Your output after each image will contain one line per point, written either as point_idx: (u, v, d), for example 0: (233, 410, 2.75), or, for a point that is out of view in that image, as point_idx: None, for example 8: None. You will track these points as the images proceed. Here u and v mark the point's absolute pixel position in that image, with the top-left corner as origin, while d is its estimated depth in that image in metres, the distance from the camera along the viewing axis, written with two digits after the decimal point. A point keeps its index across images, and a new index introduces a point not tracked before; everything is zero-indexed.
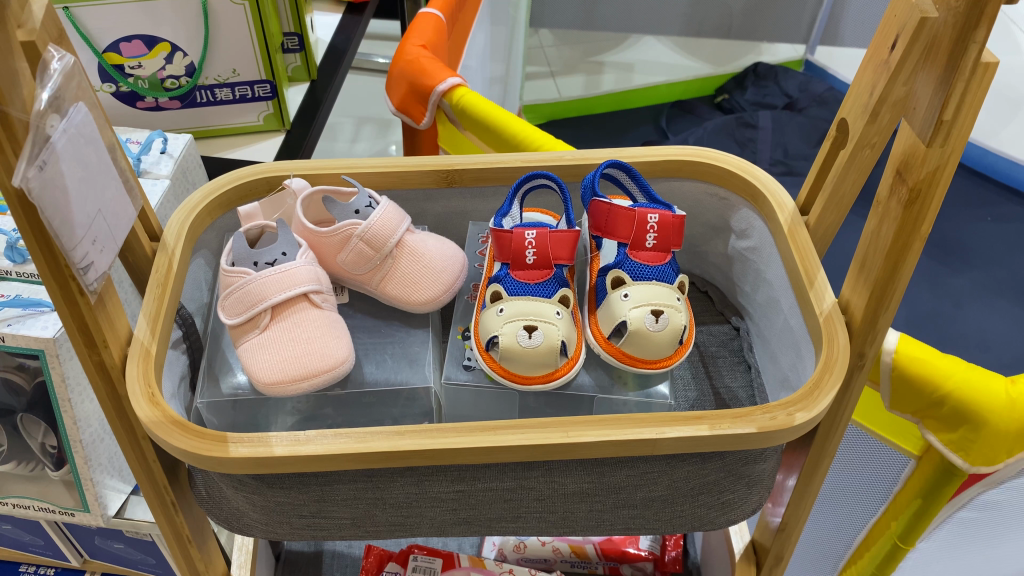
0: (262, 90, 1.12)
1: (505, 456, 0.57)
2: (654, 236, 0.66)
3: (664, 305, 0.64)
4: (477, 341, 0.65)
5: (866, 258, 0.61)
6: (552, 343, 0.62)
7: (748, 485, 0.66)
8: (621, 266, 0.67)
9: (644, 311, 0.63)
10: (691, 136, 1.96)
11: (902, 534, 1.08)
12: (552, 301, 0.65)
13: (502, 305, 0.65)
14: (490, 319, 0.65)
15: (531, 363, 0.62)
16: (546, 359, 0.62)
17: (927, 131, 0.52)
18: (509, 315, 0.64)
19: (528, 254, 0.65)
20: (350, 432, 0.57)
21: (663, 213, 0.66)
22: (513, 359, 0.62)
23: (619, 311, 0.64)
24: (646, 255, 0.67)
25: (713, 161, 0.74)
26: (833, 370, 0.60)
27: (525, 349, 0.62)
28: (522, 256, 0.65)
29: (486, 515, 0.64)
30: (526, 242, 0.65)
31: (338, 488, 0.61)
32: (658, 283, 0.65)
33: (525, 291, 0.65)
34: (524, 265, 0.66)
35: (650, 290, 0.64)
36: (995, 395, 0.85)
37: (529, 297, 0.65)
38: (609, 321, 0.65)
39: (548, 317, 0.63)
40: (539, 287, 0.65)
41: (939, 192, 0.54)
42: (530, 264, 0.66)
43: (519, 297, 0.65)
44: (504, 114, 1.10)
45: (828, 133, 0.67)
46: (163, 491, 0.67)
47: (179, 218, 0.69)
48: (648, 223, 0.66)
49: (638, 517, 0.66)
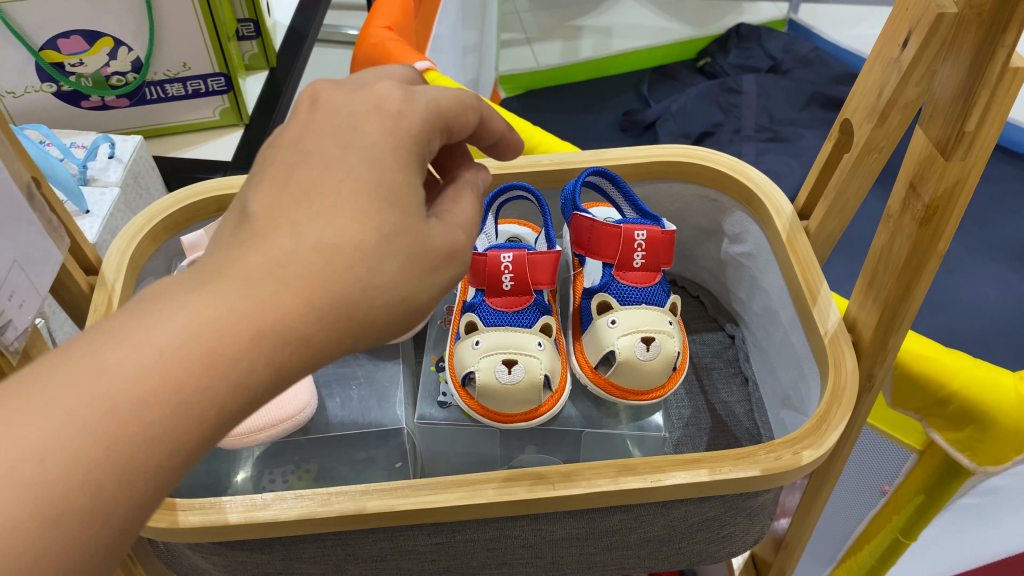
0: (216, 83, 1.05)
1: (486, 512, 0.52)
2: (642, 254, 0.61)
3: (654, 331, 0.58)
4: (452, 376, 0.60)
5: (876, 274, 0.55)
6: (534, 377, 0.56)
7: (749, 516, 0.61)
8: (607, 289, 0.61)
9: (634, 338, 0.57)
10: (672, 104, 1.81)
11: (904, 527, 1.04)
12: (533, 330, 0.59)
13: (478, 337, 0.59)
14: (463, 355, 0.59)
15: (509, 401, 0.56)
16: (527, 396, 0.56)
17: (945, 143, 0.47)
18: (486, 348, 0.58)
19: (504, 279, 0.60)
20: (312, 494, 0.51)
21: (651, 229, 0.60)
22: (492, 398, 0.56)
23: (605, 340, 0.58)
24: (631, 275, 0.62)
25: (704, 161, 0.68)
26: (841, 401, 0.55)
27: (504, 386, 0.55)
28: (499, 281, 0.60)
29: (468, 564, 0.59)
30: (502, 265, 0.59)
31: (305, 546, 0.55)
32: (647, 307, 0.60)
33: (499, 321, 0.59)
34: (497, 291, 0.60)
35: (639, 316, 0.59)
36: (1003, 393, 0.81)
37: (507, 327, 0.59)
38: (596, 350, 0.59)
39: (528, 350, 0.58)
40: (516, 317, 0.60)
41: (958, 209, 0.48)
42: (507, 290, 0.60)
43: (494, 327, 0.59)
44: None
45: (830, 133, 0.61)
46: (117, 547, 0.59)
47: (118, 248, 0.62)
48: (636, 241, 0.60)
49: (633, 557, 0.61)
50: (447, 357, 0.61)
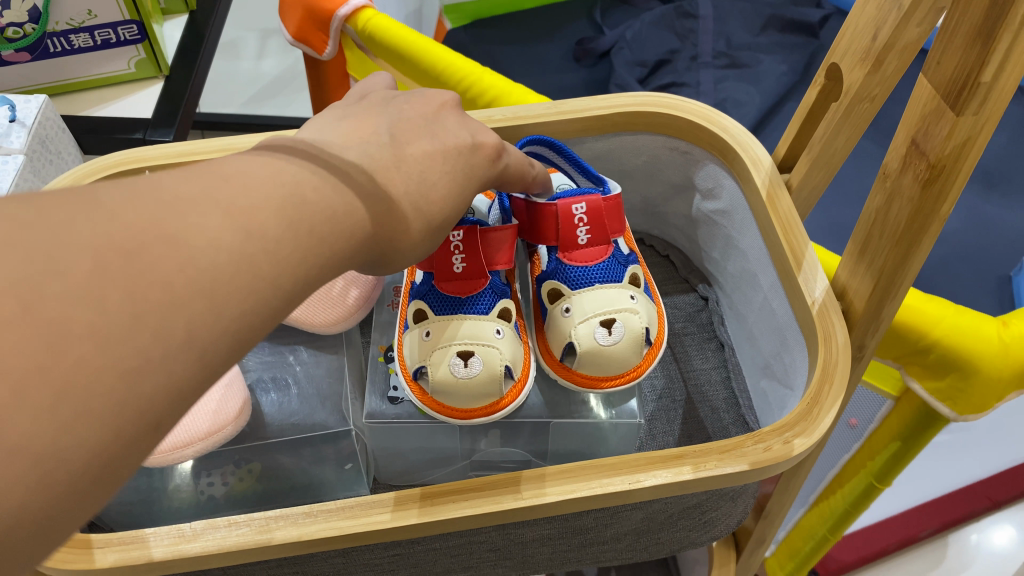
0: (127, 32, 0.95)
1: (450, 526, 0.47)
2: (586, 228, 0.59)
3: (614, 313, 0.55)
4: (402, 368, 0.54)
5: (870, 238, 0.50)
6: (493, 369, 0.51)
7: (733, 500, 0.56)
8: (557, 275, 0.58)
9: (593, 325, 0.54)
10: (627, 31, 1.69)
11: (879, 473, 1.01)
12: (491, 317, 0.54)
13: (428, 328, 0.54)
14: (413, 346, 0.54)
15: (467, 397, 0.51)
16: (488, 389, 0.51)
17: (957, 96, 0.40)
18: (439, 340, 0.53)
19: (455, 260, 0.55)
20: (248, 521, 0.45)
21: (591, 200, 0.59)
22: (448, 393, 0.51)
23: (565, 330, 0.55)
24: (582, 253, 0.59)
25: (673, 111, 0.62)
26: (833, 379, 0.50)
27: (460, 381, 0.50)
28: (448, 263, 0.55)
29: (432, 570, 0.54)
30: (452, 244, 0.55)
31: (246, 569, 0.49)
32: (603, 286, 0.57)
33: (451, 307, 0.55)
34: (449, 275, 0.56)
35: (600, 299, 0.56)
36: (986, 340, 0.77)
37: (460, 315, 0.54)
38: (557, 341, 0.56)
39: (485, 339, 0.52)
40: (470, 303, 0.55)
41: (967, 169, 0.43)
42: (457, 274, 0.56)
43: (447, 314, 0.54)
44: (420, 40, 0.95)
45: (815, 79, 0.54)
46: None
47: None
48: (576, 215, 0.58)
49: (611, 550, 0.57)
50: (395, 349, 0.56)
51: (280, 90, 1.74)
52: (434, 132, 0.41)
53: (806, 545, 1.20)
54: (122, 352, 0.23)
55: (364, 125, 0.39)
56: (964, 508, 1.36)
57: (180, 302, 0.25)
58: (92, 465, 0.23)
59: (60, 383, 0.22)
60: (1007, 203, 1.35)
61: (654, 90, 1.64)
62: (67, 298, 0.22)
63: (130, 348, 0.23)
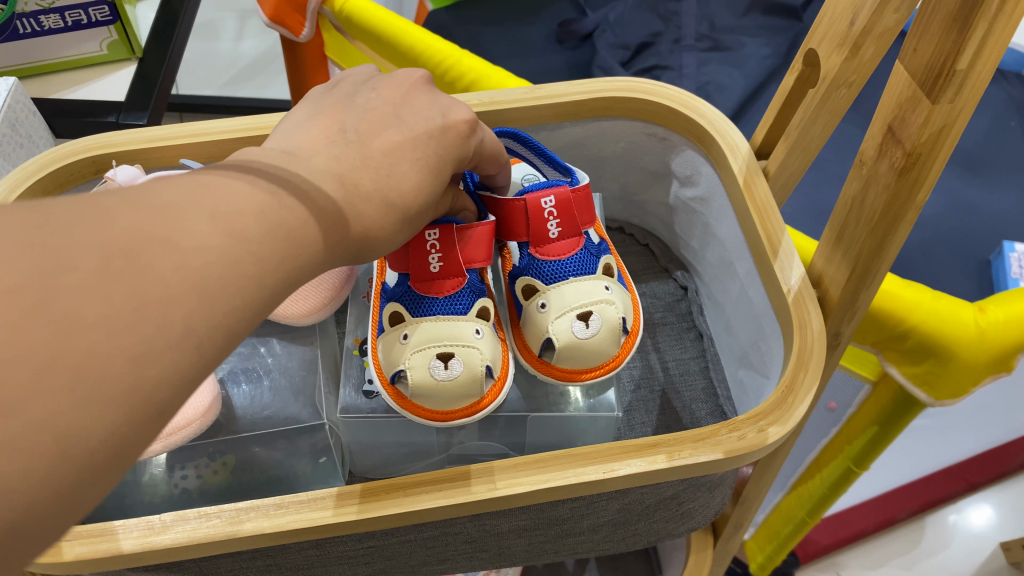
0: (98, 13, 0.93)
1: (424, 517, 0.46)
2: (556, 221, 0.58)
3: (590, 305, 0.55)
4: (377, 373, 0.53)
5: (846, 225, 0.50)
6: (473, 370, 0.51)
7: (709, 491, 0.56)
8: (530, 271, 0.58)
9: (570, 318, 0.54)
10: (609, 13, 1.67)
11: (856, 458, 1.02)
12: (470, 317, 0.54)
13: (406, 331, 0.53)
14: (388, 349, 0.53)
15: (448, 399, 0.50)
16: (469, 390, 0.51)
17: (932, 83, 0.40)
18: (418, 343, 0.52)
19: (432, 261, 0.55)
20: (220, 512, 0.45)
21: (559, 192, 0.58)
22: (428, 396, 0.50)
23: (541, 326, 0.55)
24: (557, 245, 0.59)
25: (650, 96, 0.61)
26: (807, 367, 0.50)
27: (442, 383, 0.50)
28: (425, 265, 0.55)
29: (407, 562, 0.54)
30: (428, 244, 0.55)
31: (220, 561, 0.48)
32: (577, 279, 0.57)
33: (429, 307, 0.54)
34: (427, 276, 0.55)
35: (574, 292, 0.55)
36: (963, 326, 0.77)
37: (439, 317, 0.54)
38: (535, 339, 0.55)
39: (465, 340, 0.52)
40: (446, 302, 0.55)
41: (942, 156, 0.42)
42: (434, 274, 0.55)
43: (423, 316, 0.54)
44: (398, 23, 0.94)
45: (792, 65, 0.54)
46: None
47: None
48: (546, 209, 0.58)
49: (587, 541, 0.57)
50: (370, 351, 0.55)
51: (258, 72, 1.72)
52: (401, 119, 0.41)
53: (784, 529, 1.20)
54: (73, 351, 0.23)
55: (330, 121, 0.39)
56: (940, 490, 1.36)
57: (133, 299, 0.24)
58: (52, 466, 0.22)
59: (12, 380, 0.21)
60: (986, 187, 1.35)
61: (637, 73, 1.63)
62: (17, 296, 0.22)
63: (81, 346, 0.23)
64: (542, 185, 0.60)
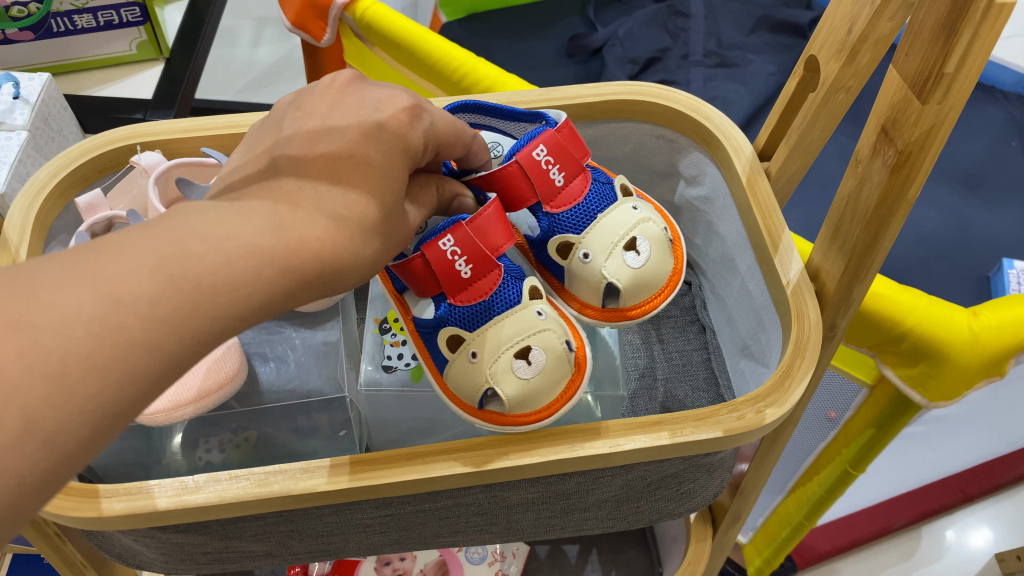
0: (131, 15, 1.12)
1: (439, 485, 0.49)
2: (555, 164, 0.60)
3: (632, 231, 0.60)
4: (463, 404, 0.55)
5: (843, 221, 0.53)
6: (554, 350, 0.55)
7: (708, 472, 0.59)
8: (557, 229, 0.61)
9: (619, 253, 0.59)
10: (619, 28, 1.70)
11: (853, 460, 1.04)
12: (526, 302, 0.57)
13: (473, 348, 0.56)
14: (465, 379, 0.55)
15: (544, 391, 0.54)
16: (558, 371, 0.54)
17: (923, 85, 0.43)
18: (490, 352, 0.55)
19: (460, 267, 0.56)
20: (249, 474, 0.47)
21: (545, 137, 0.59)
22: (525, 397, 0.53)
23: (595, 274, 0.59)
24: (569, 190, 0.61)
25: (659, 100, 0.64)
26: (804, 354, 0.53)
27: (536, 376, 0.53)
28: (457, 272, 0.56)
29: (421, 533, 0.57)
30: (449, 253, 0.56)
31: (244, 525, 0.51)
32: (606, 213, 0.61)
33: (484, 315, 0.57)
34: (460, 284, 0.57)
35: (613, 222, 0.60)
36: (957, 330, 0.80)
37: (499, 320, 0.56)
38: (591, 293, 0.60)
39: (533, 327, 0.56)
40: (498, 298, 0.57)
41: (932, 155, 0.45)
42: (467, 279, 0.57)
43: (481, 333, 0.56)
44: (416, 30, 0.98)
45: (794, 71, 0.57)
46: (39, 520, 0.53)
47: (20, 206, 0.56)
48: (541, 157, 0.59)
49: (592, 518, 0.59)
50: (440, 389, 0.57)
51: (275, 78, 1.76)
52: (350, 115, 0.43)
53: (782, 531, 1.23)
54: None
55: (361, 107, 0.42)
56: (937, 501, 1.39)
57: None
58: None
59: None
60: (986, 206, 1.38)
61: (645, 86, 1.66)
62: None
63: None
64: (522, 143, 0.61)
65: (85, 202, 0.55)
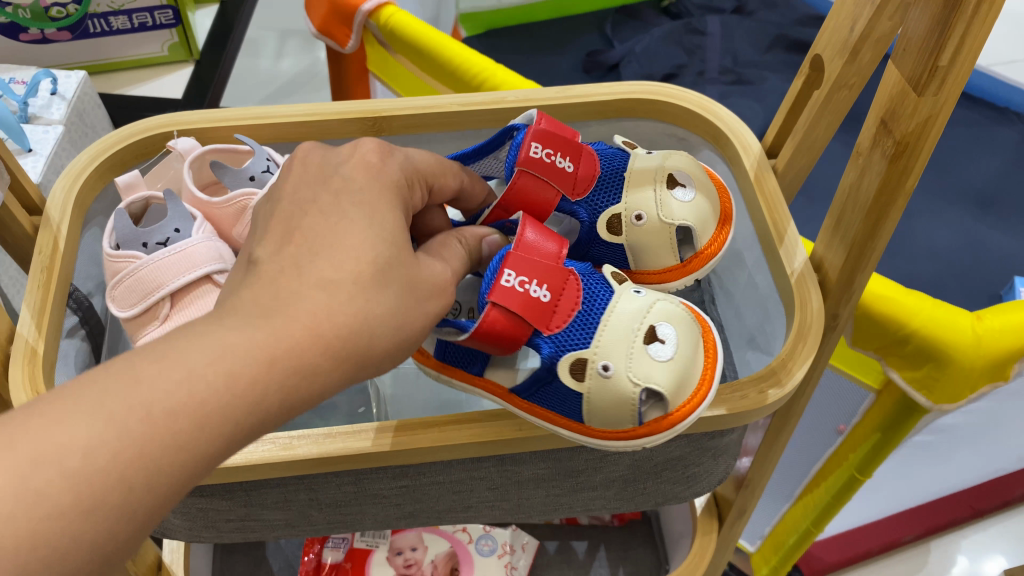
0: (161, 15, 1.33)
1: (453, 453, 0.52)
2: (557, 154, 0.61)
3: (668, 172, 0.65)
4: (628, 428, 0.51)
5: (844, 212, 0.55)
6: (676, 318, 0.53)
7: (714, 457, 0.61)
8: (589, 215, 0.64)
9: (669, 194, 0.64)
10: (637, 45, 1.73)
11: (860, 465, 1.05)
12: (621, 290, 0.56)
13: (603, 363, 0.52)
14: (614, 401, 0.51)
15: (691, 364, 0.51)
16: (691, 342, 0.52)
17: (919, 78, 0.45)
18: (617, 356, 0.52)
19: (536, 292, 0.53)
20: (273, 438, 0.50)
21: (531, 134, 0.59)
22: (682, 378, 0.51)
23: (664, 226, 0.63)
24: (584, 172, 0.63)
25: (672, 99, 0.67)
26: (807, 339, 0.55)
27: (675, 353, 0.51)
28: (537, 299, 0.53)
29: (434, 507, 0.59)
30: (518, 285, 0.52)
31: (267, 492, 0.54)
32: (632, 169, 0.66)
33: (591, 327, 0.54)
34: (546, 310, 0.53)
35: (636, 176, 0.66)
36: (961, 333, 0.81)
37: (605, 324, 0.54)
38: (663, 251, 0.64)
39: (638, 313, 0.54)
40: (590, 300, 0.55)
41: (928, 145, 0.48)
42: (547, 302, 0.53)
43: (601, 346, 0.53)
44: (437, 36, 1.00)
45: (799, 71, 0.60)
46: None
47: (63, 185, 0.60)
48: (541, 154, 0.59)
49: (599, 498, 0.62)
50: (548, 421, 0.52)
51: None
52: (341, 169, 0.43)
53: (790, 538, 1.24)
54: None
55: None
56: (946, 515, 1.40)
57: None
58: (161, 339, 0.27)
59: None
60: (1000, 225, 1.39)
61: None
62: None
63: None
64: (512, 153, 0.60)
65: (126, 181, 0.59)
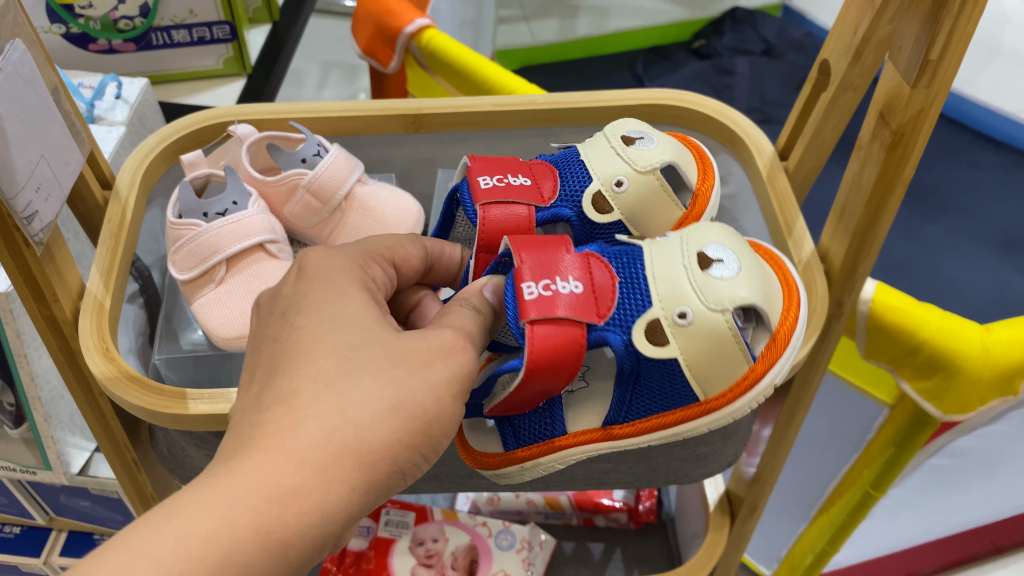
0: (220, 32, 1.29)
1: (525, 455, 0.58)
2: (502, 175, 0.64)
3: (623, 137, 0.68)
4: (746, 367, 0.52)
5: (847, 204, 0.59)
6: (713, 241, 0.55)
7: (724, 438, 0.64)
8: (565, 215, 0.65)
9: (633, 151, 0.66)
10: (667, 83, 1.76)
11: (873, 482, 1.07)
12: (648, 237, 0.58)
13: (679, 311, 0.53)
14: (708, 349, 0.52)
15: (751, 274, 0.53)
16: (743, 262, 0.54)
17: (912, 73, 0.50)
18: (683, 295, 0.53)
19: (565, 288, 0.53)
20: None
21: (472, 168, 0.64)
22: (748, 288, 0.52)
23: (652, 182, 0.66)
24: (544, 182, 0.66)
25: (690, 105, 0.72)
26: (811, 320, 0.59)
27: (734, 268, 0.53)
28: (567, 293, 0.53)
29: (457, 471, 0.64)
30: (545, 288, 0.52)
31: None
32: (589, 151, 0.68)
33: (639, 286, 0.54)
34: (587, 299, 0.53)
35: (596, 153, 0.68)
36: (967, 343, 0.73)
37: (652, 270, 0.55)
38: (663, 205, 0.67)
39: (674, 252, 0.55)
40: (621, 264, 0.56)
41: (921, 137, 0.52)
42: (581, 292, 0.53)
43: (664, 298, 0.54)
44: (474, 57, 1.06)
45: (809, 76, 0.65)
46: (107, 416, 0.62)
47: (133, 164, 0.65)
48: (486, 180, 0.63)
49: (613, 471, 0.65)
50: (664, 425, 0.54)
51: None
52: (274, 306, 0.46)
53: (805, 559, 1.27)
54: None
55: None
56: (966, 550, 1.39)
57: None
58: None
59: None
60: None
61: None
62: None
63: None
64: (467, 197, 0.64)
65: (189, 158, 0.67)
